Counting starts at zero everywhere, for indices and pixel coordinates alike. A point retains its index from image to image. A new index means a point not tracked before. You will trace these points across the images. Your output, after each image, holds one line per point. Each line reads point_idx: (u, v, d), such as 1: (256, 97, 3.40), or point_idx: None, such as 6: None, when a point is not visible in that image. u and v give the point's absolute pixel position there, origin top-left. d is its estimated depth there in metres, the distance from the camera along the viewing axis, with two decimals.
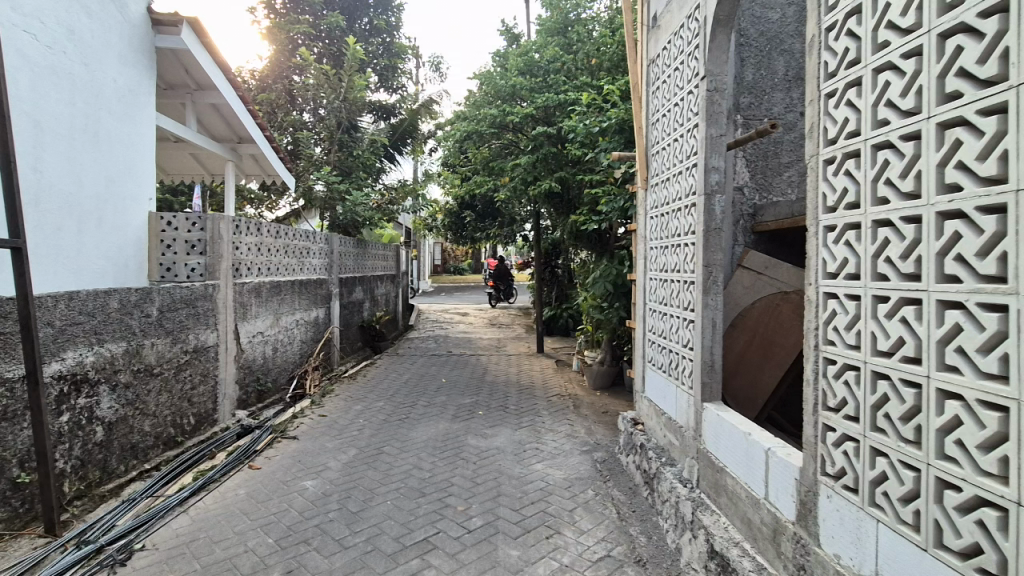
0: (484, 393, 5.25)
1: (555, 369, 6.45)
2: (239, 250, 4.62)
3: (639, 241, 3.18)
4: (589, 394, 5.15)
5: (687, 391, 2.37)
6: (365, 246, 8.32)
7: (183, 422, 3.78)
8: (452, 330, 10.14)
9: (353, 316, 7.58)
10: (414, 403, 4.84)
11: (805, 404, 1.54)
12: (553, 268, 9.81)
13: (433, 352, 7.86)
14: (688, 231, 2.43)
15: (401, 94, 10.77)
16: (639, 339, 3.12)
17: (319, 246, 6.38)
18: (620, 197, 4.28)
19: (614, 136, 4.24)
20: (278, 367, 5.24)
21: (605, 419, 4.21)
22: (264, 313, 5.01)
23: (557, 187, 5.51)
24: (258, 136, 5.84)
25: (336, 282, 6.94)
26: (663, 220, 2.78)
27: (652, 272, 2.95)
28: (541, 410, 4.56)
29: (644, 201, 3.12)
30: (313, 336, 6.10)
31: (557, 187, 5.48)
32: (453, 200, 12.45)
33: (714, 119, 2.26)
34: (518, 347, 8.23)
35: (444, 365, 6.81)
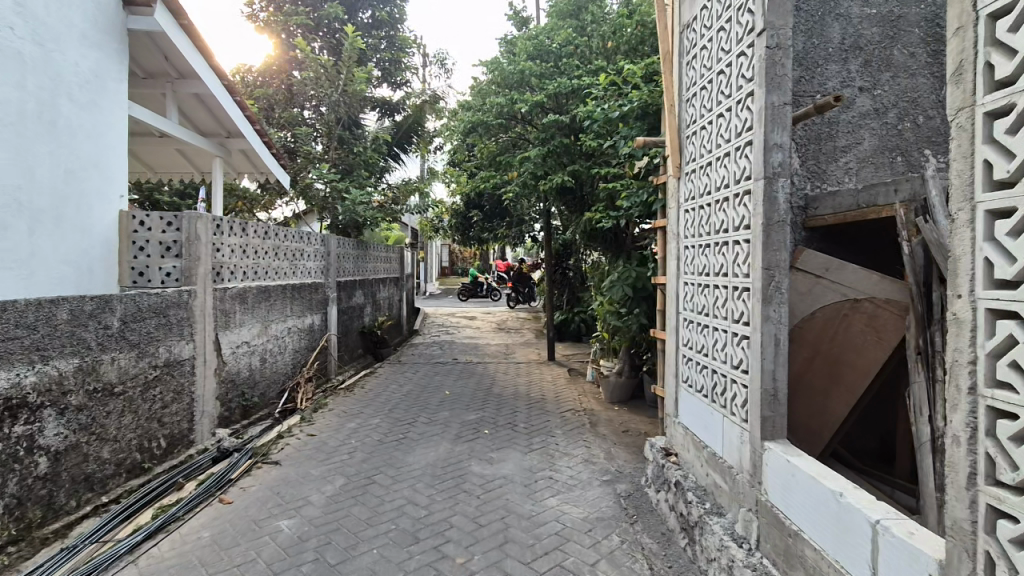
0: (491, 407, 4.81)
1: (568, 379, 6.01)
2: (221, 252, 4.20)
3: (669, 239, 2.73)
4: (606, 408, 4.70)
5: (739, 424, 1.92)
6: (366, 248, 7.91)
7: (152, 446, 3.36)
8: (458, 336, 9.70)
9: (353, 322, 7.16)
10: (414, 420, 4.41)
11: (952, 476, 1.11)
12: (564, 270, 9.39)
13: (437, 360, 7.42)
14: (737, 226, 1.98)
15: (405, 90, 10.36)
16: (671, 354, 2.66)
17: (314, 248, 5.97)
18: (643, 190, 3.84)
19: (635, 122, 3.80)
20: (267, 380, 4.83)
21: (625, 440, 3.76)
22: (251, 321, 4.60)
23: (570, 181, 5.06)
24: (249, 130, 5.43)
25: (334, 286, 6.53)
26: (702, 214, 2.33)
27: (687, 275, 2.50)
28: (553, 429, 4.12)
29: (676, 191, 2.66)
30: (307, 345, 5.68)
31: (570, 182, 5.04)
32: (460, 200, 12.02)
33: (775, 83, 1.81)
34: (527, 354, 7.79)
35: (448, 374, 6.38)
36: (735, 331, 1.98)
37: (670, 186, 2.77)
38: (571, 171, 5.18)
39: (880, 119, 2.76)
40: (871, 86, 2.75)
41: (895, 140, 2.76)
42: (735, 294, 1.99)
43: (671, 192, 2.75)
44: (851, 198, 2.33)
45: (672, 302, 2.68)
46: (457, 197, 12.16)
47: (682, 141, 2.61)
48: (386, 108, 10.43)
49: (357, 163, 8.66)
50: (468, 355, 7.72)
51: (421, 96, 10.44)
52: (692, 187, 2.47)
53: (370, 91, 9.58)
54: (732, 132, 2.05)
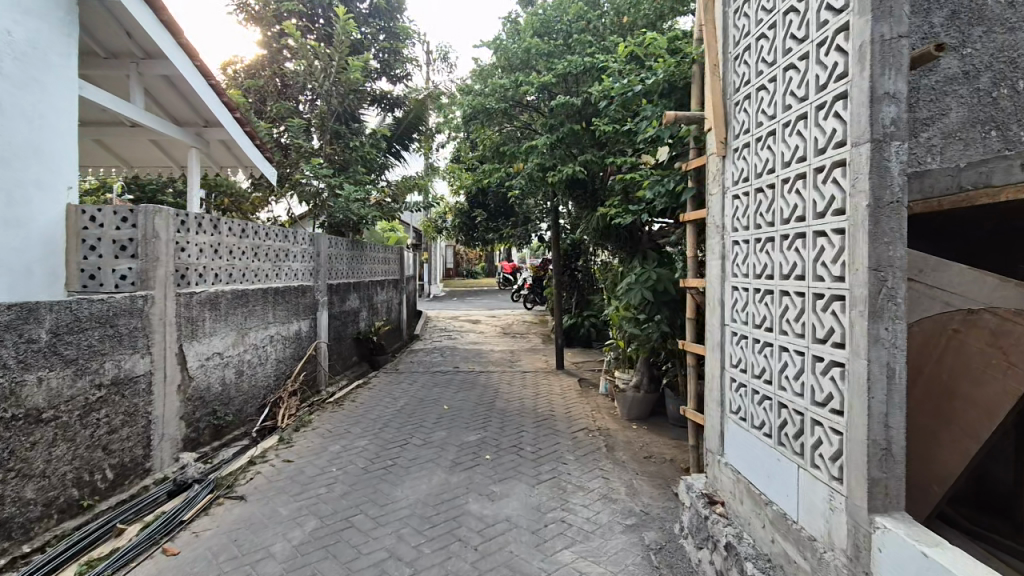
0: (494, 426, 4.29)
1: (579, 391, 5.49)
2: (188, 253, 3.72)
3: (711, 233, 2.23)
4: (623, 427, 4.18)
5: (827, 481, 1.42)
6: (362, 248, 7.42)
7: (96, 479, 2.86)
8: (461, 341, 9.20)
9: (346, 328, 6.66)
10: (406, 443, 3.90)
11: None
12: (572, 272, 8.88)
13: (437, 368, 6.91)
14: (823, 213, 1.46)
15: (405, 83, 9.88)
16: (716, 378, 2.16)
17: (301, 249, 5.46)
18: (669, 178, 3.31)
19: (660, 99, 3.29)
20: (243, 396, 4.32)
21: (649, 469, 3.25)
22: (225, 329, 4.10)
23: (581, 173, 4.57)
24: (227, 118, 4.94)
25: (325, 289, 6.03)
26: (761, 199, 1.82)
27: (738, 280, 1.99)
28: (564, 454, 3.59)
29: (720, 173, 2.17)
30: (293, 354, 5.18)
31: (581, 173, 4.54)
32: (464, 199, 11.53)
33: (887, 9, 1.28)
34: (534, 361, 7.26)
35: (449, 385, 5.87)
36: (819, 356, 1.47)
37: (712, 170, 2.26)
38: (583, 161, 4.67)
39: (970, 84, 2.18)
40: (959, 43, 2.19)
41: (987, 111, 2.18)
42: (819, 305, 1.47)
43: (713, 176, 2.25)
44: (951, 178, 1.82)
45: (716, 312, 2.17)
46: (461, 196, 11.67)
47: (730, 110, 2.10)
48: (385, 103, 9.97)
49: (353, 159, 8.19)
50: (471, 363, 7.21)
51: (422, 90, 9.94)
52: (746, 167, 1.95)
53: (368, 84, 9.11)
54: (811, 88, 1.54)
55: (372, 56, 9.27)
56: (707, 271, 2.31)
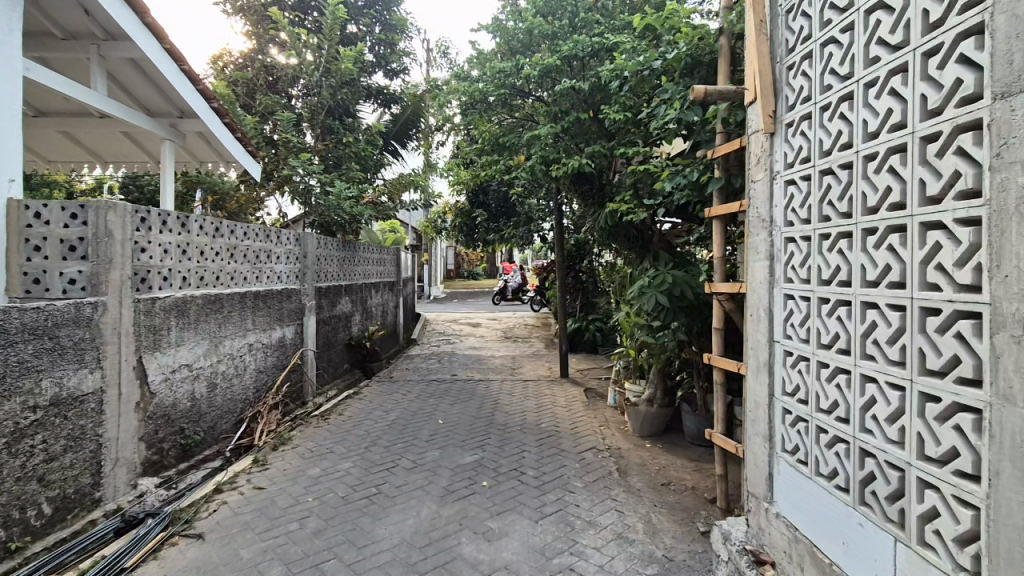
0: (493, 444, 3.89)
1: (585, 403, 5.09)
2: (149, 255, 3.31)
3: (751, 227, 2.03)
4: (636, 447, 3.78)
5: (953, 540, 1.21)
6: (355, 249, 7.02)
7: (29, 516, 2.48)
8: (460, 346, 8.78)
9: (337, 334, 6.25)
10: (394, 465, 3.50)
11: None
12: (577, 274, 8.46)
13: (434, 376, 6.50)
14: (940, 197, 1.24)
15: (402, 77, 9.48)
16: (764, 403, 1.94)
17: (285, 250, 5.06)
18: (691, 168, 2.92)
19: (681, 77, 2.89)
20: (216, 411, 3.92)
21: (668, 502, 2.85)
22: (195, 338, 3.72)
23: (589, 166, 4.23)
24: (204, 108, 4.54)
25: (313, 292, 5.63)
26: (828, 181, 1.61)
27: (796, 287, 1.76)
28: (571, 480, 3.19)
29: (764, 153, 1.93)
30: (275, 363, 4.79)
31: (588, 166, 4.20)
32: (464, 198, 11.13)
33: None
34: (537, 368, 6.85)
35: (446, 396, 5.45)
36: (936, 389, 1.25)
37: (751, 155, 2.04)
38: (590, 153, 4.31)
39: None
40: None
41: None
42: (931, 326, 1.26)
43: (754, 165, 2.02)
44: None
45: (762, 325, 1.96)
46: (461, 196, 11.28)
47: (778, 80, 1.88)
48: (382, 99, 9.58)
49: (347, 155, 7.82)
50: (470, 370, 6.80)
51: (420, 86, 9.55)
52: (803, 149, 1.74)
53: (363, 78, 8.72)
54: (914, 29, 1.31)
55: (367, 49, 8.92)
56: (745, 280, 2.09)
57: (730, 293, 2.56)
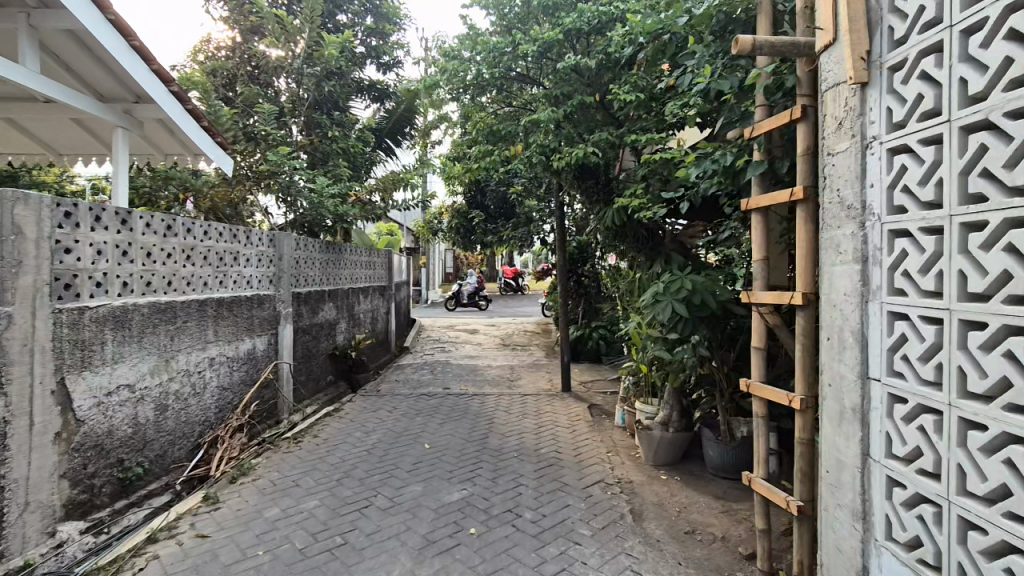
0: (485, 475, 3.38)
1: (591, 423, 4.57)
2: (77, 256, 2.81)
3: (837, 211, 1.70)
4: (650, 481, 3.27)
5: None
6: (341, 251, 6.51)
7: None
8: (456, 354, 8.25)
9: (319, 344, 5.73)
10: (367, 504, 2.98)
11: None
12: (580, 278, 7.98)
13: (424, 389, 5.97)
14: None
15: (395, 70, 8.99)
16: (863, 461, 1.62)
17: (256, 252, 4.56)
18: (722, 151, 2.40)
19: (710, 40, 2.43)
20: (165, 437, 3.40)
21: (695, 561, 2.34)
22: (141, 354, 3.21)
23: (594, 156, 3.78)
24: (160, 91, 4.04)
25: (290, 299, 5.12)
26: (987, 143, 1.23)
27: (921, 301, 1.40)
28: (576, 526, 2.67)
29: (856, 106, 1.63)
30: (243, 379, 4.28)
31: (592, 156, 3.77)
32: (462, 198, 10.64)
33: None
34: (537, 381, 6.33)
35: (436, 413, 4.93)
36: None
37: (845, 97, 1.67)
38: (596, 142, 3.86)
39: None
40: None
41: None
42: None
43: (849, 126, 1.66)
44: None
45: (859, 354, 1.61)
46: (459, 196, 10.78)
47: (880, 19, 1.56)
48: (374, 93, 9.08)
49: (334, 152, 7.33)
50: (464, 383, 6.27)
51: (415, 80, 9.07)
52: (944, 91, 1.35)
53: (353, 70, 8.23)
54: None
55: (357, 41, 8.45)
56: (828, 294, 1.74)
57: (774, 304, 2.07)
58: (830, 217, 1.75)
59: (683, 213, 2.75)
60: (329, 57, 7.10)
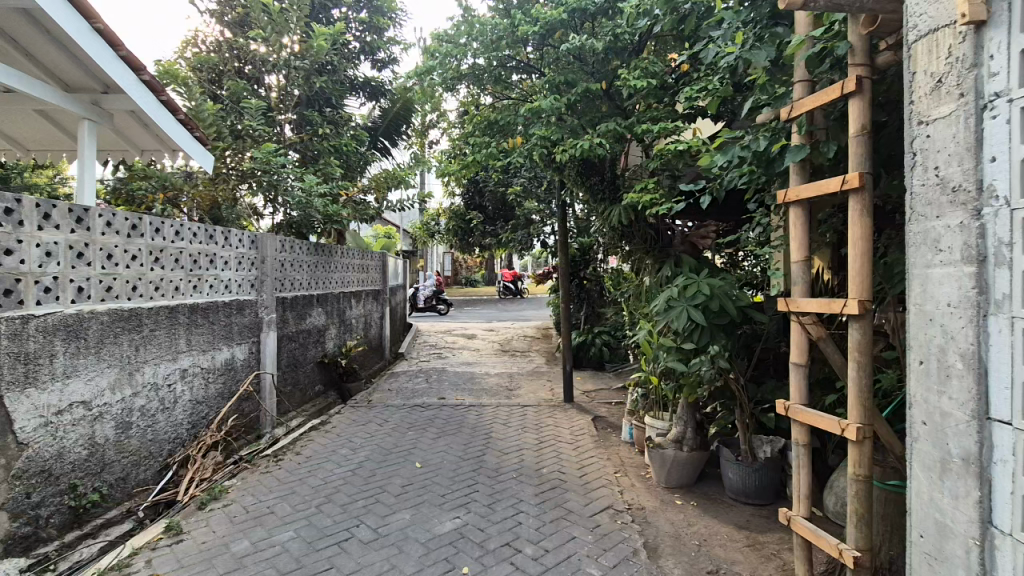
0: (482, 500, 3.07)
1: (595, 438, 4.26)
2: (18, 257, 2.48)
3: (939, 189, 1.38)
4: (664, 507, 2.96)
5: None
6: (330, 254, 6.20)
7: None
8: (452, 361, 7.94)
9: (306, 352, 5.42)
10: (348, 536, 2.66)
11: None
12: (581, 281, 7.68)
13: (418, 399, 5.66)
14: None
15: (390, 66, 8.70)
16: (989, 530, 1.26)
17: (235, 254, 4.24)
18: (751, 136, 2.11)
19: (738, 10, 2.20)
20: (128, 458, 3.08)
21: None
22: (99, 368, 2.89)
23: (601, 147, 3.50)
24: (128, 78, 3.73)
25: (275, 305, 4.82)
26: None
27: None
28: (583, 564, 2.36)
29: (960, 55, 1.31)
30: (220, 392, 3.97)
31: (598, 147, 3.49)
32: (460, 199, 10.34)
33: None
34: (537, 389, 6.02)
35: (430, 426, 4.62)
36: None
37: (948, 45, 1.35)
38: (603, 133, 3.57)
39: None
40: None
41: None
42: None
43: (952, 84, 1.34)
44: None
45: (976, 384, 1.28)
46: (456, 196, 10.49)
47: None
48: (369, 91, 8.79)
49: (325, 150, 7.02)
50: (459, 392, 5.96)
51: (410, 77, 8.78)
52: None
53: (347, 66, 7.93)
54: None
55: (350, 36, 8.16)
56: (925, 304, 1.43)
57: (821, 313, 1.75)
58: (928, 204, 1.43)
59: (703, 209, 2.46)
60: (320, 51, 6.81)
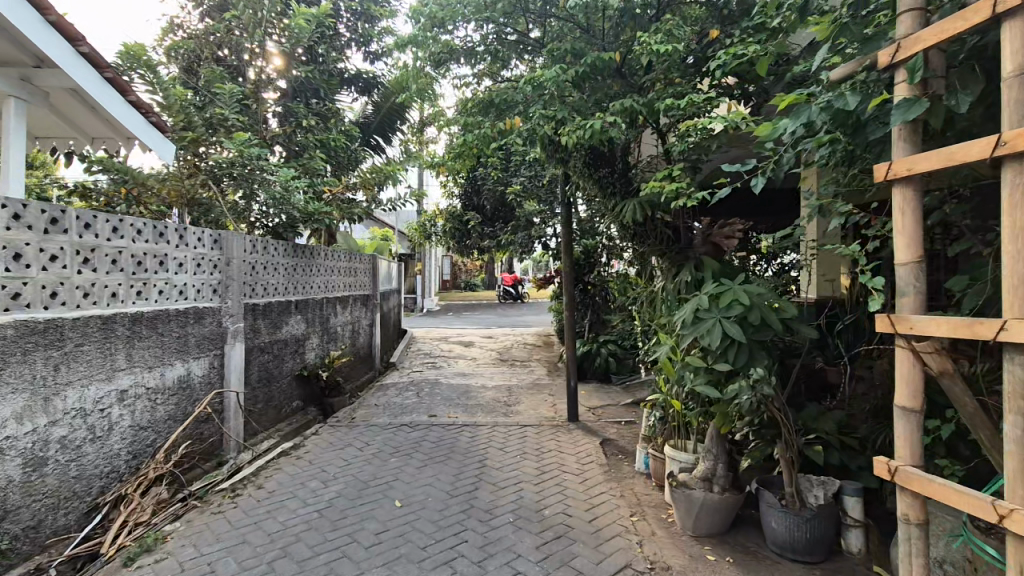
0: (471, 555, 2.52)
1: (606, 467, 3.71)
2: None
3: None
4: (694, 567, 2.42)
5: None
6: (312, 256, 5.66)
7: None
8: (447, 371, 7.40)
9: (282, 364, 4.88)
10: None
11: None
12: (585, 286, 7.14)
13: (406, 417, 5.11)
14: None
15: (383, 57, 8.18)
16: None
17: (194, 254, 3.70)
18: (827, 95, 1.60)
19: None
20: (42, 501, 2.53)
21: None
22: None
23: (615, 126, 2.98)
24: (63, 51, 3.20)
25: (244, 312, 4.28)
26: None
27: None
28: None
29: None
30: (170, 415, 3.42)
31: (613, 126, 2.97)
32: (457, 200, 9.82)
33: None
34: (538, 405, 5.47)
35: (416, 451, 4.07)
36: None
37: None
38: (617, 111, 3.05)
39: None
40: None
41: None
42: None
43: None
44: None
45: None
46: (454, 196, 9.97)
47: None
48: (361, 84, 8.28)
49: (309, 144, 6.50)
50: (452, 408, 5.41)
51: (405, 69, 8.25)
52: None
53: (335, 56, 7.42)
54: None
55: (340, 24, 7.65)
56: None
57: (947, 338, 1.26)
58: None
59: (755, 193, 1.86)
60: (304, 36, 6.30)
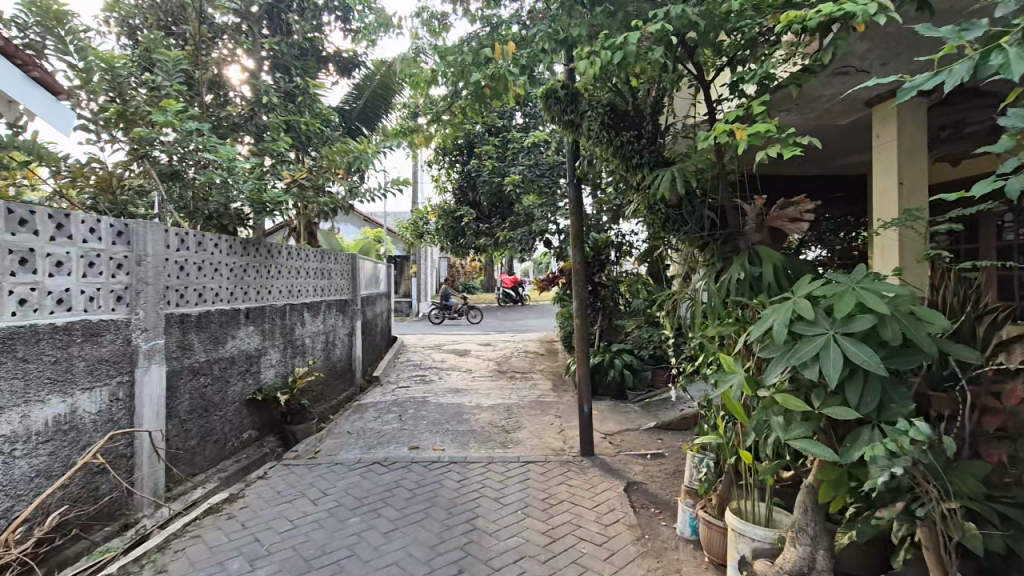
0: None
1: (639, 531, 2.76)
2: None
3: None
4: None
5: None
6: (272, 254, 4.72)
7: None
8: (438, 387, 6.46)
9: (226, 389, 3.93)
10: None
11: None
12: (595, 287, 6.20)
13: (382, 450, 4.17)
14: None
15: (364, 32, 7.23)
16: None
17: (81, 250, 2.76)
18: None
19: None
20: None
21: None
22: None
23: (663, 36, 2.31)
24: None
25: (166, 323, 3.34)
26: None
27: None
28: None
29: None
30: (36, 471, 2.47)
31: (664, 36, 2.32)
32: (453, 194, 8.89)
33: None
34: (545, 432, 4.53)
35: (387, 505, 3.12)
36: None
37: None
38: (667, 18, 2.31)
39: None
40: None
41: None
42: None
43: None
44: None
45: None
46: (447, 191, 9.02)
47: None
48: (340, 63, 7.35)
49: (274, 126, 5.58)
50: (439, 438, 4.47)
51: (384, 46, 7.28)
52: None
53: (307, 29, 6.48)
54: None
55: None
56: None
57: None
58: None
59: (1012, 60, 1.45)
60: None
